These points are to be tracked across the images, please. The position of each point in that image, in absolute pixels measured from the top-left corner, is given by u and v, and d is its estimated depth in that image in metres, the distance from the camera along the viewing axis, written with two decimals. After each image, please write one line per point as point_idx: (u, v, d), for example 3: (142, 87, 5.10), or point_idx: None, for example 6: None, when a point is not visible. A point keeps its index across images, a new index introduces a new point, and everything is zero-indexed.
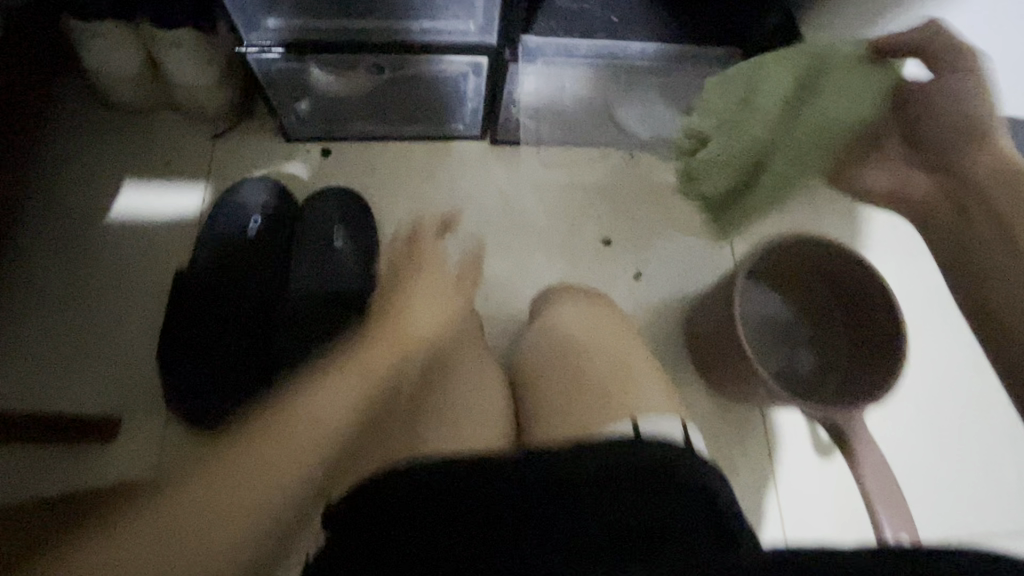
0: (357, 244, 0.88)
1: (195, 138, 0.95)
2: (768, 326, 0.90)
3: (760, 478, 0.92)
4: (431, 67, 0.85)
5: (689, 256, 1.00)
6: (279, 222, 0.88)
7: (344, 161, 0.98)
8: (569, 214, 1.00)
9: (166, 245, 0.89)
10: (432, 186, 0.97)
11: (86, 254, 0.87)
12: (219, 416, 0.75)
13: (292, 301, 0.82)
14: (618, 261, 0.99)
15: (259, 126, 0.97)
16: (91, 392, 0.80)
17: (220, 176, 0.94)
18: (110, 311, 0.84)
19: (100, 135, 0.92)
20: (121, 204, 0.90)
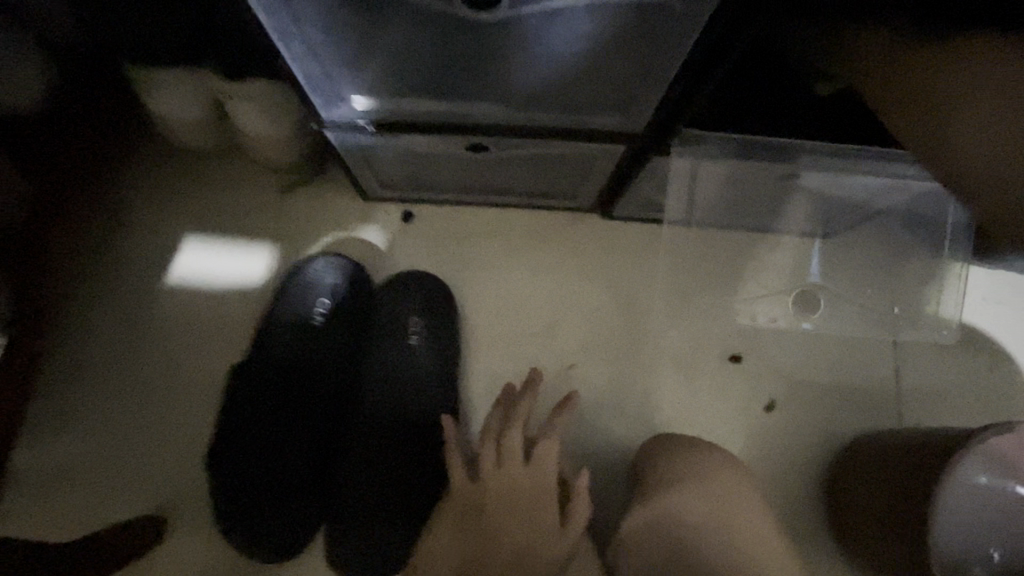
0: (437, 345, 0.76)
1: (265, 192, 0.82)
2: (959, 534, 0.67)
3: None
4: (551, 150, 0.65)
5: (841, 387, 0.79)
6: (350, 310, 0.76)
7: (428, 229, 0.82)
8: (691, 322, 0.80)
9: (225, 320, 0.78)
10: (528, 270, 0.81)
11: (140, 324, 0.77)
12: (290, 543, 0.70)
13: (365, 416, 0.73)
14: (748, 387, 0.79)
15: (336, 179, 0.83)
16: (135, 489, 0.72)
17: (289, 238, 0.81)
18: (163, 395, 0.75)
19: (165, 181, 0.81)
20: (182, 265, 0.80)
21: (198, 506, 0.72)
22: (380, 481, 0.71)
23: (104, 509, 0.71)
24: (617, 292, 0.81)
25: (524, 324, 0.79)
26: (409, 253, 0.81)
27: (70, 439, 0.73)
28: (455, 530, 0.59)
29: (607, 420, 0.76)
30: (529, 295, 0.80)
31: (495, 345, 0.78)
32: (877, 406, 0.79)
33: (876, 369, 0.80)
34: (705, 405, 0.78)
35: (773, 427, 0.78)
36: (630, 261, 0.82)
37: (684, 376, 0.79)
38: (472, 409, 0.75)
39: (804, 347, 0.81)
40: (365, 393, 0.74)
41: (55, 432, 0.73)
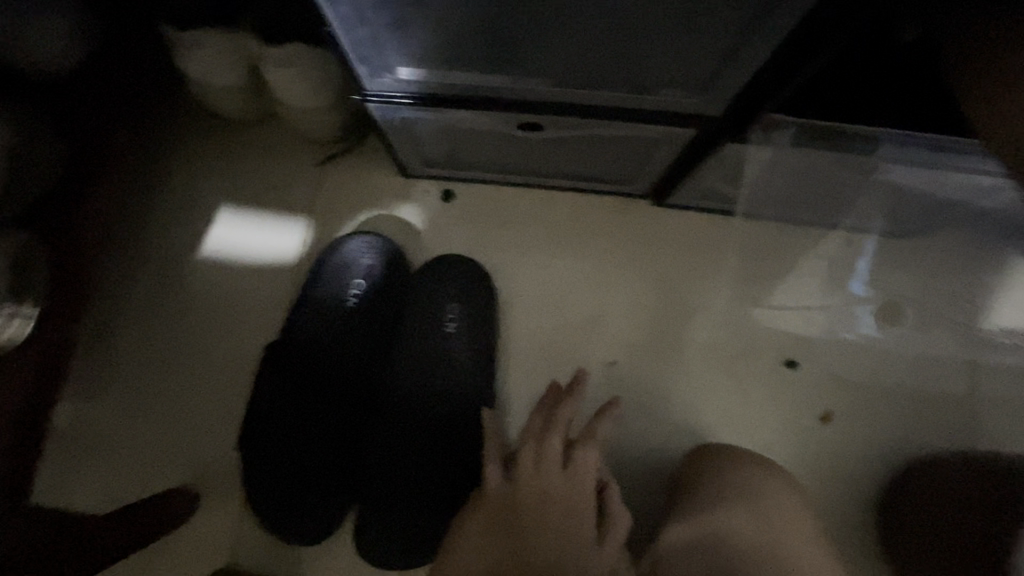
0: (474, 334, 0.72)
1: (302, 163, 0.79)
2: None
3: None
4: (609, 132, 0.60)
5: (907, 401, 0.73)
6: (386, 294, 0.73)
7: (468, 209, 0.78)
8: (746, 322, 0.75)
9: (260, 294, 0.76)
10: (572, 259, 0.76)
11: (175, 295, 0.76)
12: (318, 527, 0.69)
13: (397, 404, 0.71)
14: (804, 395, 0.74)
15: (374, 153, 0.79)
16: (169, 459, 0.72)
17: (324, 213, 0.78)
18: (197, 367, 0.74)
19: (203, 148, 0.79)
20: (216, 237, 0.78)
21: (230, 480, 0.72)
22: (410, 470, 0.69)
23: (140, 476, 0.72)
24: (666, 287, 0.75)
25: (559, 317, 0.74)
26: (448, 234, 0.77)
27: (108, 404, 0.74)
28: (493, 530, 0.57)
29: (649, 422, 0.72)
30: (570, 287, 0.75)
31: (532, 338, 0.74)
32: (947, 426, 0.72)
33: (949, 384, 0.73)
34: (754, 411, 0.73)
35: (827, 439, 0.72)
36: (683, 254, 0.76)
37: (736, 380, 0.73)
38: (507, 402, 0.72)
39: (869, 356, 0.74)
40: (398, 379, 0.71)
41: (94, 395, 0.74)
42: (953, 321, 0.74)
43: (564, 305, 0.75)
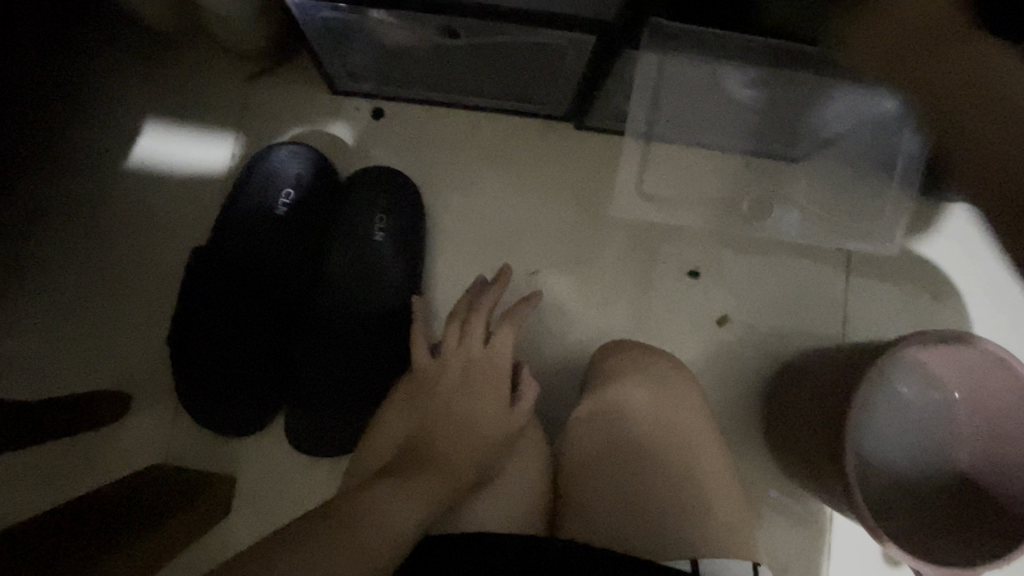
0: (401, 242, 0.76)
1: (230, 78, 0.80)
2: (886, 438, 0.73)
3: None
4: (520, 38, 0.64)
5: (790, 304, 0.83)
6: (316, 203, 0.76)
7: (397, 126, 0.81)
8: (654, 235, 0.82)
9: (189, 205, 0.77)
10: (497, 176, 0.81)
11: (99, 204, 0.77)
12: (249, 423, 0.72)
13: (326, 306, 0.74)
14: (702, 300, 0.82)
15: (303, 69, 0.80)
16: (98, 364, 0.74)
17: (253, 127, 0.80)
18: (125, 276, 0.75)
19: (127, 61, 0.79)
20: (142, 147, 0.78)
21: (161, 382, 0.74)
22: (339, 367, 0.73)
23: (68, 377, 0.73)
24: (582, 201, 0.81)
25: (481, 220, 0.80)
26: (379, 150, 0.80)
27: (32, 313, 0.74)
28: (412, 402, 0.63)
29: (566, 325, 0.79)
30: (494, 197, 0.80)
31: (456, 242, 0.79)
32: (825, 327, 0.82)
33: (827, 289, 0.83)
34: (658, 313, 0.81)
35: (720, 338, 0.82)
36: (598, 173, 0.82)
37: (643, 289, 0.81)
38: (434, 307, 0.77)
39: (758, 265, 0.83)
40: (327, 282, 0.75)
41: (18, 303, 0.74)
42: (832, 234, 0.83)
43: (487, 210, 0.80)
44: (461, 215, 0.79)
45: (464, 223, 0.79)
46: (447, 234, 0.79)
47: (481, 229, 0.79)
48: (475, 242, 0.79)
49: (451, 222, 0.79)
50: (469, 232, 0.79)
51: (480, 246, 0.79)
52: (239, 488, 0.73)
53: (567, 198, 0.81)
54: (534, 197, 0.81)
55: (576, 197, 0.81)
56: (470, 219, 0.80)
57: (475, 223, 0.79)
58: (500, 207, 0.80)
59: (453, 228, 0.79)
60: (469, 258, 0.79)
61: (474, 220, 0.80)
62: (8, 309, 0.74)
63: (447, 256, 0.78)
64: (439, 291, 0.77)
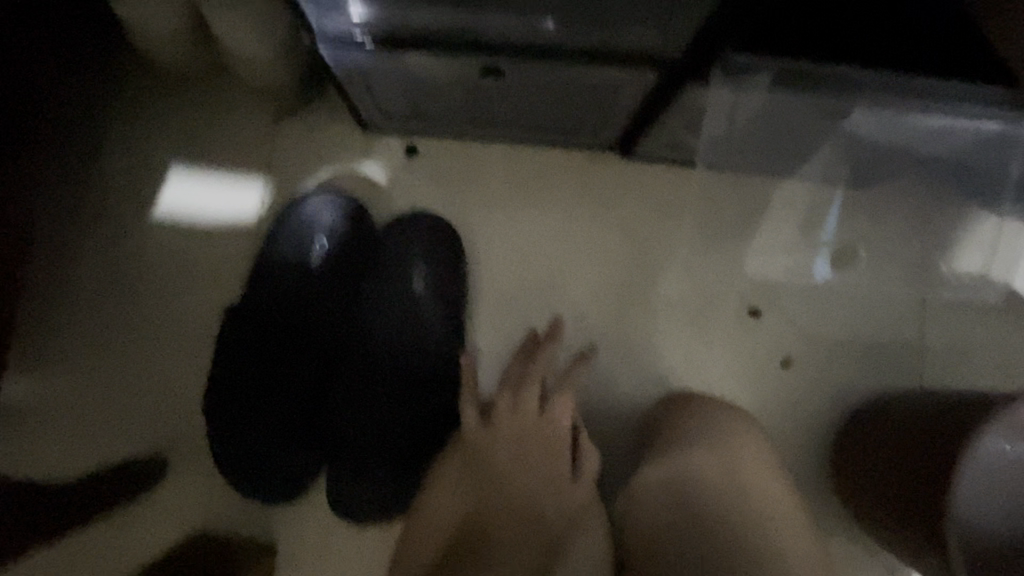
0: (442, 290, 0.71)
1: (254, 119, 0.76)
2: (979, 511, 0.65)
3: None
4: (571, 76, 0.59)
5: (861, 342, 0.76)
6: (350, 252, 0.71)
7: (433, 164, 0.76)
8: (712, 272, 0.76)
9: (218, 257, 0.73)
10: (539, 213, 0.75)
11: (126, 259, 0.73)
12: (290, 487, 0.69)
13: (365, 362, 0.70)
14: (765, 342, 0.76)
15: (331, 108, 0.76)
16: (130, 427, 0.71)
17: (281, 172, 0.75)
18: (154, 334, 0.72)
19: (148, 108, 0.75)
20: (167, 197, 0.75)
21: (196, 445, 0.71)
22: (381, 426, 0.69)
23: (101, 444, 0.70)
24: (631, 238, 0.76)
25: (523, 260, 0.74)
26: (414, 190, 0.75)
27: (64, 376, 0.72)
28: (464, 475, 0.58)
29: (619, 373, 0.73)
30: (537, 235, 0.75)
31: (499, 287, 0.74)
32: (902, 367, 0.75)
33: (903, 327, 0.76)
34: (718, 356, 0.75)
35: (787, 383, 0.75)
36: (649, 207, 0.76)
37: (702, 331, 0.75)
38: (478, 357, 0.72)
39: (827, 302, 0.76)
40: (365, 335, 0.70)
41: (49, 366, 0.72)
42: (906, 264, 0.76)
43: (528, 250, 0.75)
44: (502, 256, 0.74)
45: (505, 264, 0.74)
46: (488, 277, 0.74)
47: (524, 270, 0.74)
48: (518, 285, 0.74)
49: (492, 263, 0.74)
50: (511, 274, 0.74)
51: (524, 289, 0.74)
52: (282, 556, 0.70)
53: (615, 236, 0.75)
54: (580, 236, 0.75)
55: (625, 234, 0.76)
56: (511, 260, 0.74)
57: (517, 264, 0.74)
58: (542, 247, 0.75)
59: (494, 270, 0.74)
60: (512, 303, 0.73)
61: (516, 261, 0.74)
62: (37, 373, 0.71)
63: (489, 301, 0.73)
64: (480, 340, 0.72)
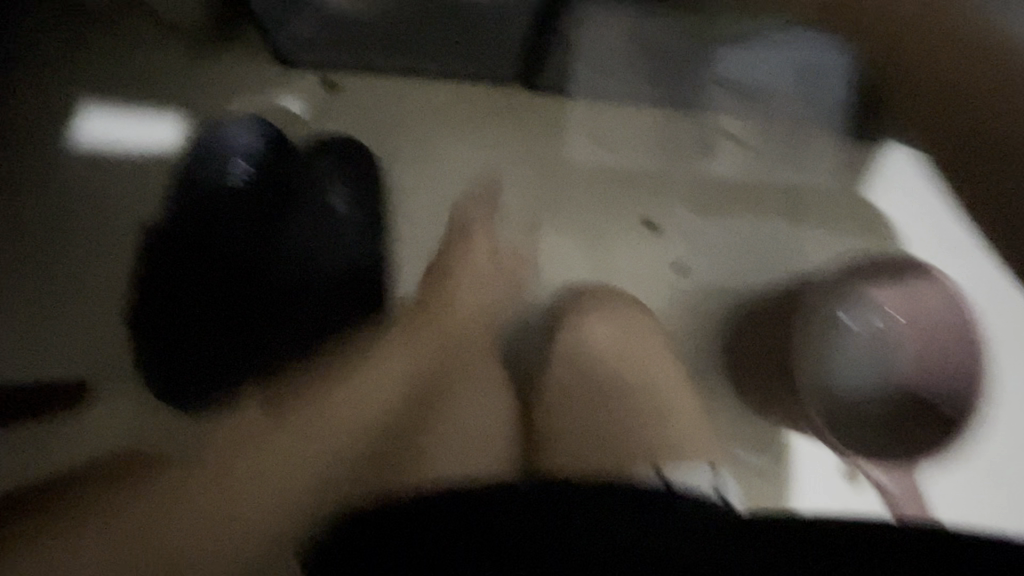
0: (361, 209, 0.77)
1: (168, 55, 0.78)
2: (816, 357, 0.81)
3: (771, 499, 0.83)
4: None
5: (740, 246, 0.87)
6: (269, 175, 0.76)
7: (348, 97, 0.81)
8: (611, 189, 0.85)
9: (135, 187, 0.76)
10: (450, 140, 0.82)
11: (40, 191, 0.75)
12: (221, 399, 0.72)
13: (288, 279, 0.74)
14: (659, 251, 0.86)
15: (247, 44, 0.79)
16: (52, 352, 0.72)
17: (199, 106, 0.78)
18: (74, 263, 0.74)
19: (58, 44, 0.77)
20: (80, 131, 0.76)
21: (123, 366, 0.73)
22: (307, 337, 0.73)
23: (23, 371, 0.72)
24: (535, 161, 0.83)
25: (437, 181, 0.81)
26: (331, 121, 0.80)
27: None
28: None
29: (530, 280, 0.81)
30: (449, 159, 0.81)
31: (415, 206, 0.80)
32: (778, 266, 0.87)
33: (773, 231, 0.87)
34: (618, 263, 0.84)
35: (679, 285, 0.85)
36: (550, 133, 0.84)
37: (601, 242, 0.84)
38: (399, 271, 0.78)
39: (709, 213, 0.87)
40: (287, 252, 0.75)
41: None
42: (774, 176, 0.88)
43: (441, 174, 0.81)
44: (417, 178, 0.80)
45: (421, 185, 0.80)
46: (404, 198, 0.80)
47: (439, 190, 0.81)
48: (434, 204, 0.80)
49: (409, 184, 0.80)
50: (427, 194, 0.80)
51: (439, 208, 0.80)
52: None
53: (520, 159, 0.83)
54: (489, 161, 0.82)
55: (528, 158, 0.83)
56: (425, 181, 0.81)
57: (433, 185, 0.81)
58: (454, 169, 0.81)
59: (410, 192, 0.80)
60: (429, 220, 0.80)
61: (431, 182, 0.81)
62: None
63: (407, 219, 0.79)
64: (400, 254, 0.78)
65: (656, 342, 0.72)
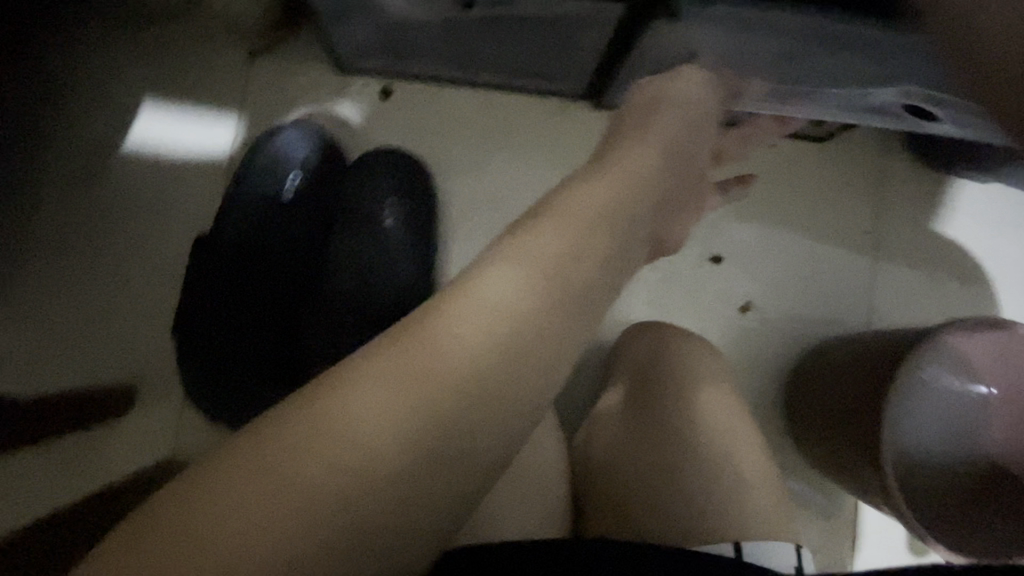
0: (413, 226, 0.72)
1: (231, 56, 0.76)
2: (915, 420, 0.67)
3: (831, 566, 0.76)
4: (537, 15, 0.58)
5: (816, 284, 0.79)
6: (324, 188, 0.73)
7: (406, 106, 0.76)
8: None
9: (190, 191, 0.75)
10: (506, 151, 0.75)
11: (102, 191, 0.75)
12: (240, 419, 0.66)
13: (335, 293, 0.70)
14: (726, 286, 0.79)
15: (308, 47, 0.76)
16: (101, 351, 0.72)
17: (256, 108, 0.76)
18: (128, 263, 0.74)
19: (125, 41, 0.76)
20: (140, 131, 0.75)
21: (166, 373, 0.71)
22: None
23: (74, 369, 0.71)
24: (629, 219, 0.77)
25: (488, 196, 0.74)
26: (386, 129, 0.76)
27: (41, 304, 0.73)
28: None
29: None
30: (508, 169, 0.75)
31: (467, 215, 0.74)
32: (848, 312, 0.79)
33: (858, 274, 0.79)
34: (677, 298, 0.79)
35: (746, 325, 0.79)
36: None
37: (662, 273, 0.79)
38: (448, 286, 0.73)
39: (784, 248, 0.80)
40: (337, 268, 0.71)
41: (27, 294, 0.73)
42: (863, 209, 0.80)
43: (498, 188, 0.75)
44: (468, 192, 0.75)
45: (475, 198, 0.74)
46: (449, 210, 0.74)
47: (488, 202, 0.74)
48: (486, 219, 0.74)
49: (457, 197, 0.75)
50: (477, 203, 0.74)
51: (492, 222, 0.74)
52: None
53: None
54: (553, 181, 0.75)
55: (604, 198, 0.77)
56: (479, 190, 0.75)
57: (483, 197, 0.74)
58: (510, 186, 0.75)
59: (461, 203, 0.74)
60: (474, 238, 0.73)
61: (482, 194, 0.74)
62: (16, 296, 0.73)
63: (452, 233, 0.74)
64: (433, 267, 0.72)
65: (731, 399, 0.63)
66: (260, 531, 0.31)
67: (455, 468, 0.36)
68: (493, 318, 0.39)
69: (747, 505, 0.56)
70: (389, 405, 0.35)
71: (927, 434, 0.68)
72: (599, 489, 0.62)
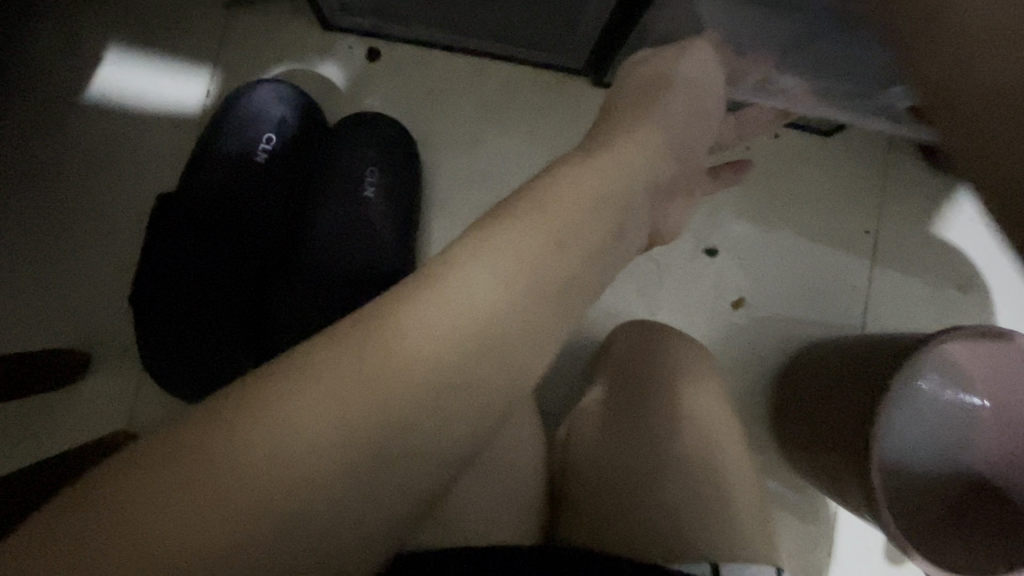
0: (395, 200, 0.68)
1: (209, 5, 0.71)
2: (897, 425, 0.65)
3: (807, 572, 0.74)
4: None
5: (813, 284, 0.76)
6: (301, 152, 0.68)
7: (394, 69, 0.71)
8: None
9: (158, 148, 0.70)
10: (499, 123, 0.71)
11: (63, 143, 0.70)
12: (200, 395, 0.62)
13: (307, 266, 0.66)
14: (720, 280, 0.76)
15: (292, 0, 0.71)
16: (55, 314, 0.67)
17: (233, 63, 0.71)
18: (89, 222, 0.69)
19: None
20: (106, 81, 0.70)
21: (124, 342, 0.67)
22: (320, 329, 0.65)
23: (25, 332, 0.67)
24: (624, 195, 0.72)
25: (478, 170, 0.70)
26: (371, 94, 0.71)
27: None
28: None
29: None
30: (499, 141, 0.70)
31: (454, 189, 0.70)
32: (843, 315, 0.76)
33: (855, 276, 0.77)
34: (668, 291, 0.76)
35: (738, 322, 0.76)
36: None
37: (655, 264, 0.76)
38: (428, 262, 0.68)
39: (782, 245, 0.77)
40: (310, 239, 0.66)
41: None
42: (866, 209, 0.77)
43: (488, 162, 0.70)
44: (456, 165, 0.70)
45: (462, 172, 0.70)
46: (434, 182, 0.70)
47: (478, 177, 0.70)
48: (473, 194, 0.70)
49: (443, 169, 0.70)
50: (465, 177, 0.70)
51: (479, 198, 0.70)
52: None
53: None
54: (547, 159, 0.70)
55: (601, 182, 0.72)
56: (468, 162, 0.70)
57: (471, 170, 0.70)
58: (501, 161, 0.70)
59: (448, 176, 0.70)
60: (459, 214, 0.69)
61: (471, 167, 0.70)
62: None
63: (437, 207, 0.69)
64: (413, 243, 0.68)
65: (717, 399, 0.60)
66: (184, 536, 0.28)
67: (413, 465, 0.33)
68: (455, 309, 0.34)
69: (726, 511, 0.54)
70: (334, 405, 0.31)
71: (911, 441, 0.66)
72: (574, 486, 0.59)
